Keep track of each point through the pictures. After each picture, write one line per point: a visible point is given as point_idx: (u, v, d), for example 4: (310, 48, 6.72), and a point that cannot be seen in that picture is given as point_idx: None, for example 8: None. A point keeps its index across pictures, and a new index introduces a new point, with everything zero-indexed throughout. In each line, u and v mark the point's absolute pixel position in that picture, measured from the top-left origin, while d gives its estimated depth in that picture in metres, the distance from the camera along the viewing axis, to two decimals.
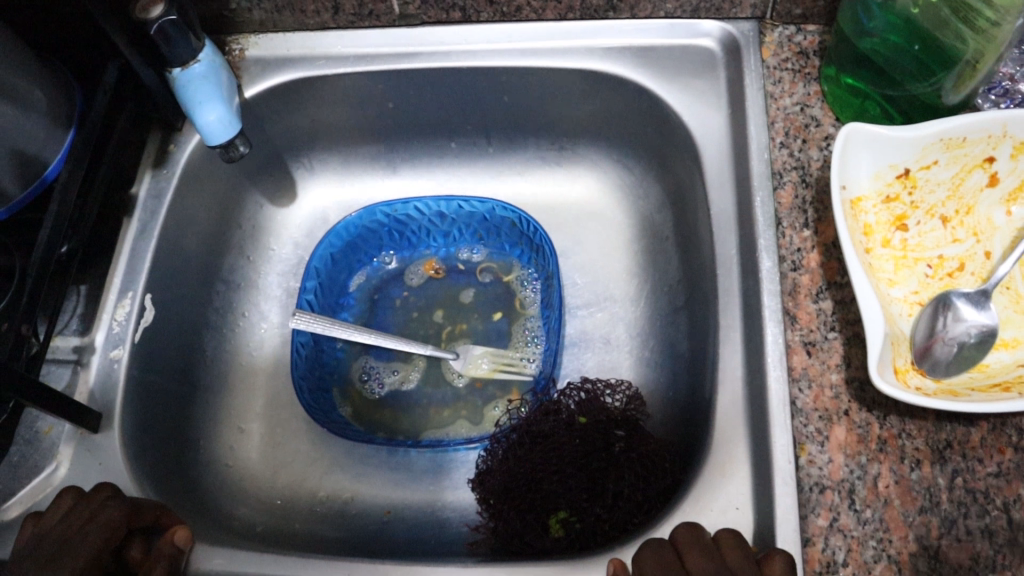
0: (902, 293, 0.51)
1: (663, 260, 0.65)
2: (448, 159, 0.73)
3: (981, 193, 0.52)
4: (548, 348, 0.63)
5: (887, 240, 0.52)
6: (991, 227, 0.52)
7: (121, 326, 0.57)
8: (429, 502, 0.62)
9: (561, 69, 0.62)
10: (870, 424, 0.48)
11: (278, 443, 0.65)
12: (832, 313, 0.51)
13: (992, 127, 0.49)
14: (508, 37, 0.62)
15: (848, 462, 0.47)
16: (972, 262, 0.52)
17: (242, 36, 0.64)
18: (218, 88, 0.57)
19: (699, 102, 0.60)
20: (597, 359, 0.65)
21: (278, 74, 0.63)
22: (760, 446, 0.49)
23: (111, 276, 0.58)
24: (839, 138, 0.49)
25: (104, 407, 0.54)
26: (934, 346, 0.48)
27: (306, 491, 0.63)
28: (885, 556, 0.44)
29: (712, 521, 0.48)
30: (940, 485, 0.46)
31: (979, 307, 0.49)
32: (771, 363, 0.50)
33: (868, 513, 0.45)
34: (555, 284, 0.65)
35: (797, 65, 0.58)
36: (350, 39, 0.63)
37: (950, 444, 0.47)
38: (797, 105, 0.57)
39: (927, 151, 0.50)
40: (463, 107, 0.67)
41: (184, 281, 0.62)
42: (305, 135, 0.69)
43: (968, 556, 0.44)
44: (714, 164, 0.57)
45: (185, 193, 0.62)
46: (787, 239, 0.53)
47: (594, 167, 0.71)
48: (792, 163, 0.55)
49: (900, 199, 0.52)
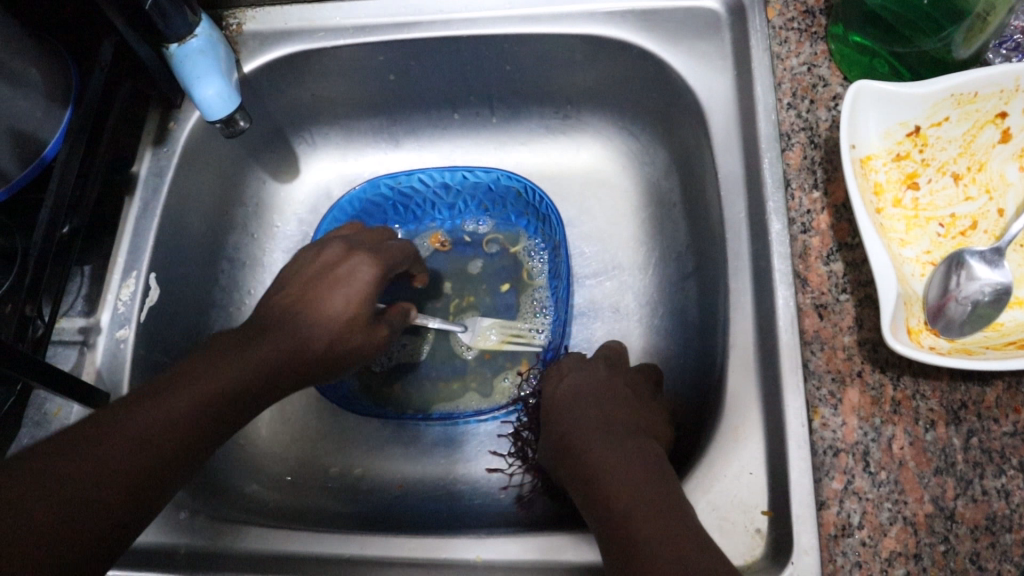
0: (914, 253, 0.50)
1: (670, 227, 0.64)
2: (450, 131, 0.72)
3: (993, 149, 0.51)
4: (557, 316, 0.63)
5: (898, 199, 0.51)
6: (1004, 184, 0.51)
7: (127, 306, 0.57)
8: (440, 475, 0.62)
9: (564, 35, 0.61)
10: (883, 386, 0.47)
11: (286, 421, 0.65)
12: (843, 275, 0.50)
13: (1004, 81, 0.47)
14: (508, 3, 0.61)
15: (861, 424, 0.46)
16: (985, 220, 0.51)
17: (238, 9, 0.62)
18: (216, 62, 0.57)
19: (704, 65, 0.59)
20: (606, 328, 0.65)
21: (277, 48, 0.62)
22: (772, 410, 0.48)
23: (114, 256, 0.58)
24: (849, 96, 0.48)
25: (112, 388, 0.54)
26: (947, 305, 0.48)
27: (317, 467, 0.63)
28: (900, 518, 0.44)
29: (725, 487, 0.48)
30: (955, 446, 0.46)
31: (994, 265, 0.48)
32: (782, 327, 0.49)
33: (883, 476, 0.45)
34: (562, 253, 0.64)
35: (803, 24, 0.57)
36: (348, 10, 0.62)
37: (965, 405, 0.46)
38: (804, 65, 0.55)
39: (938, 107, 0.49)
40: (464, 78, 0.66)
41: (188, 259, 0.62)
42: (305, 109, 0.68)
43: (984, 515, 0.44)
44: (721, 128, 0.57)
45: (186, 171, 0.61)
46: (796, 201, 0.52)
47: (598, 135, 0.70)
48: (799, 124, 0.54)
49: (911, 156, 0.51)
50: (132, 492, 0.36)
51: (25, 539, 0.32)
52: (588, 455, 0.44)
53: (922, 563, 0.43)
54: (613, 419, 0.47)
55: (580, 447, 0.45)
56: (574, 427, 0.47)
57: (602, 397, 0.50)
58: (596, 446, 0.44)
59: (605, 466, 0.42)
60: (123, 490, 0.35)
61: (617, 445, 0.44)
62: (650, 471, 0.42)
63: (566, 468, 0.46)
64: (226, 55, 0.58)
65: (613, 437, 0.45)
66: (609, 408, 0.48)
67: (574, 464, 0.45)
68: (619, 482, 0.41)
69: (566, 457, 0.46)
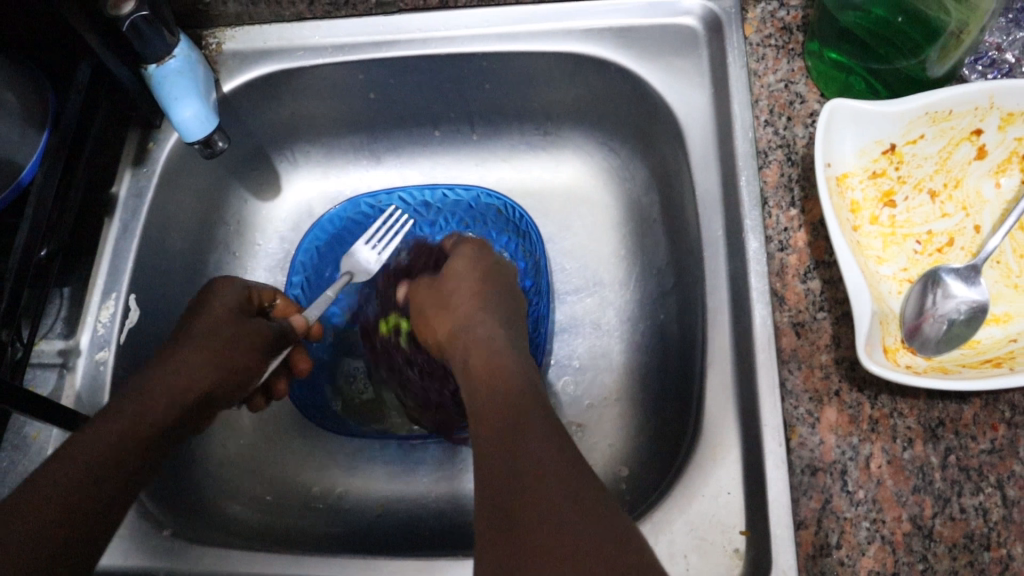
0: (891, 270, 0.51)
1: (650, 242, 0.64)
2: (431, 148, 0.72)
3: (970, 165, 0.51)
4: (538, 330, 0.63)
5: (875, 217, 0.51)
6: (980, 200, 0.51)
7: (106, 329, 0.56)
8: (421, 493, 0.62)
9: (542, 53, 0.61)
10: (861, 405, 0.47)
11: (268, 441, 0.65)
12: (821, 293, 0.50)
13: (979, 99, 0.48)
14: (486, 21, 0.61)
15: (839, 443, 0.46)
16: (962, 236, 0.51)
17: (217, 29, 0.62)
18: (193, 82, 0.57)
19: (682, 82, 0.59)
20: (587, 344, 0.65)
21: (257, 67, 0.62)
22: (750, 429, 0.49)
23: (93, 277, 0.57)
24: (823, 115, 0.48)
25: (92, 410, 0.54)
26: (924, 324, 0.48)
27: (299, 486, 0.63)
28: (879, 537, 0.44)
29: (704, 506, 0.48)
30: (932, 464, 0.45)
31: (969, 282, 0.48)
32: (759, 345, 0.49)
33: (861, 495, 0.45)
34: (541, 271, 0.65)
35: (780, 41, 0.57)
36: (328, 29, 0.62)
37: (943, 422, 0.46)
38: (781, 82, 0.56)
39: (913, 125, 0.49)
40: (444, 95, 0.66)
41: (167, 279, 0.62)
42: (286, 127, 0.68)
43: (962, 534, 0.44)
44: (698, 146, 0.57)
45: (166, 190, 0.61)
46: (773, 219, 0.52)
47: (578, 150, 0.70)
48: (777, 141, 0.54)
49: (888, 174, 0.51)
50: (75, 517, 0.40)
51: (16, 547, 0.36)
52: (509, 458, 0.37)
53: None
54: (523, 424, 0.40)
55: (491, 467, 0.38)
56: (484, 433, 0.40)
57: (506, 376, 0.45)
58: (528, 453, 0.37)
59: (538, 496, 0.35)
60: (93, 464, 0.42)
61: (537, 456, 0.37)
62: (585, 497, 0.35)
63: (477, 472, 0.38)
64: (204, 75, 0.58)
65: (527, 437, 0.39)
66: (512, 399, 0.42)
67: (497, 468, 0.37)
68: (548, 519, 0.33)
69: (497, 472, 0.37)
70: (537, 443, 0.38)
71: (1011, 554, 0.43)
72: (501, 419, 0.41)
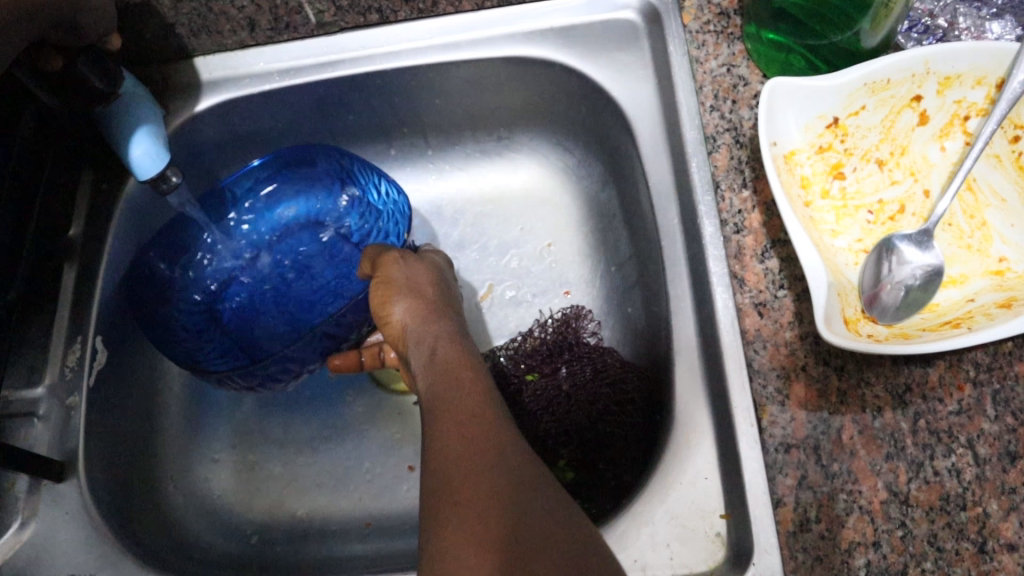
0: (846, 242, 0.51)
1: (612, 238, 0.66)
2: (388, 166, 0.73)
3: (913, 132, 0.52)
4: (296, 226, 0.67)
5: (825, 191, 0.52)
6: (927, 165, 0.52)
7: (74, 373, 0.56)
8: (407, 507, 0.63)
9: (487, 59, 0.61)
10: (828, 377, 0.47)
11: (249, 470, 0.65)
12: (779, 271, 0.50)
13: (915, 66, 0.49)
14: (428, 33, 0.61)
15: (810, 418, 0.46)
16: (912, 203, 0.52)
17: (162, 65, 0.62)
18: (142, 119, 0.55)
19: (627, 75, 0.60)
20: (534, 280, 0.69)
21: (205, 97, 0.62)
22: (721, 413, 0.49)
23: (58, 323, 0.57)
24: (764, 93, 0.49)
25: (67, 456, 0.54)
26: (882, 292, 0.48)
27: (283, 511, 0.64)
28: (857, 507, 0.44)
29: (682, 492, 0.48)
30: (903, 430, 0.46)
31: (923, 247, 0.49)
32: (354, 352, 0.60)
33: (836, 467, 0.45)
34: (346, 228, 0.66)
35: (719, 26, 0.57)
36: (272, 55, 0.62)
37: (910, 387, 0.47)
38: (723, 67, 0.56)
39: (854, 97, 0.50)
40: (396, 112, 0.67)
41: (131, 318, 0.62)
42: (233, 150, 0.68)
43: (938, 496, 0.44)
44: (647, 137, 0.58)
45: (124, 228, 0.61)
46: (727, 202, 0.52)
47: (533, 154, 0.71)
48: (724, 125, 0.54)
49: (834, 148, 0.52)
50: None
51: None
52: (508, 511, 0.35)
53: (882, 550, 0.43)
54: (486, 472, 0.38)
55: (460, 525, 0.35)
56: (456, 462, 0.39)
57: (472, 434, 0.41)
58: (481, 495, 0.36)
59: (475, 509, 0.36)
60: None
61: (493, 479, 0.38)
62: (578, 532, 0.37)
63: (449, 477, 0.38)
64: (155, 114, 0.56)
65: (501, 492, 0.37)
66: (489, 468, 0.38)
67: (448, 499, 0.37)
68: (556, 548, 0.35)
69: (470, 517, 0.35)
70: (512, 490, 0.37)
71: (988, 511, 0.44)
72: (471, 470, 0.38)
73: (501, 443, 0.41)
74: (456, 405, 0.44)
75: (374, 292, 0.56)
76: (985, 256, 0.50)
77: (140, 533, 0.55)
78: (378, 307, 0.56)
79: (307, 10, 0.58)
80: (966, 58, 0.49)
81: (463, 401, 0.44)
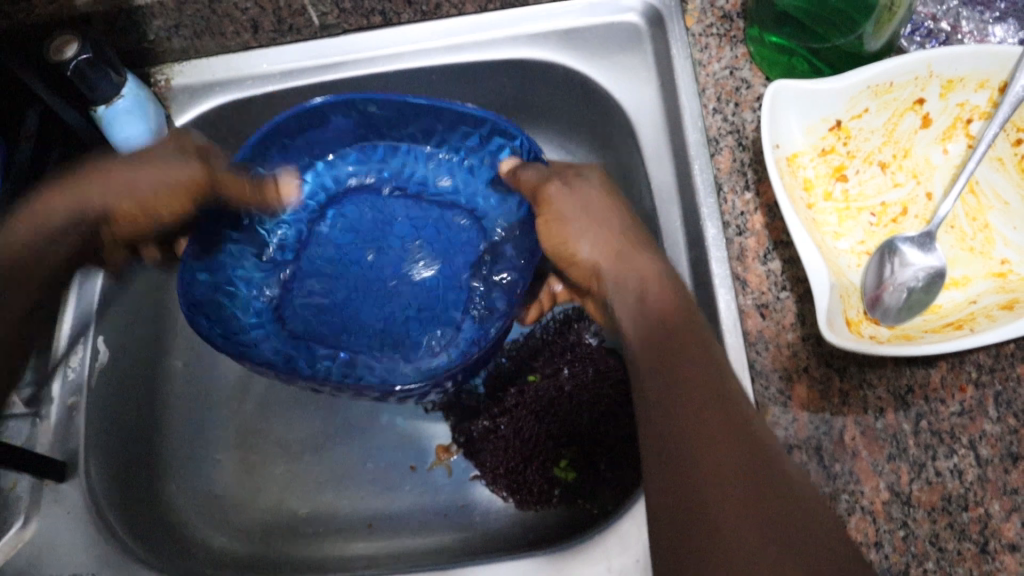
0: (848, 244, 0.51)
1: None
2: None
3: (916, 134, 0.52)
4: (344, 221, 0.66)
5: (828, 193, 0.52)
6: (930, 167, 0.52)
7: (76, 373, 0.56)
8: (409, 507, 0.63)
9: (490, 61, 0.61)
10: (830, 378, 0.47)
11: (250, 470, 0.65)
12: (782, 273, 0.50)
13: (918, 69, 0.49)
14: (431, 35, 0.61)
15: (812, 419, 0.46)
16: (915, 205, 0.52)
17: (165, 66, 0.62)
18: (144, 115, 0.57)
19: (629, 78, 0.60)
20: None
21: (211, 98, 0.62)
22: None
23: (60, 325, 0.57)
24: (768, 96, 0.48)
25: (70, 457, 0.54)
26: (884, 293, 0.48)
27: (286, 511, 0.64)
28: (858, 508, 0.45)
29: None
30: (905, 431, 0.46)
31: (926, 249, 0.49)
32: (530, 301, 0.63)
33: (837, 468, 0.45)
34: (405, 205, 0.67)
35: (722, 29, 0.57)
36: (274, 57, 0.62)
37: (912, 389, 0.47)
38: (726, 69, 0.56)
39: (857, 100, 0.50)
40: None
41: (134, 318, 0.62)
42: (237, 151, 0.68)
43: (939, 497, 0.45)
44: (650, 141, 0.58)
45: None
46: (729, 204, 0.52)
47: None
48: (726, 128, 0.54)
49: (837, 150, 0.52)
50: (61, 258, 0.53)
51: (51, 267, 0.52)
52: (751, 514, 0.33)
53: (883, 551, 0.44)
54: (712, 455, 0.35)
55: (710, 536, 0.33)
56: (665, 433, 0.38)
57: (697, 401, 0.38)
58: (709, 493, 0.34)
59: (712, 515, 0.34)
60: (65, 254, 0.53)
61: (721, 464, 0.35)
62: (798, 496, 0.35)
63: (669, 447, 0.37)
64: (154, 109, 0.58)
65: (730, 480, 0.34)
66: (713, 447, 0.36)
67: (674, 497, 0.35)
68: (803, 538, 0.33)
69: (703, 524, 0.34)
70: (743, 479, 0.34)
71: (989, 512, 0.44)
72: (695, 448, 0.36)
73: (713, 401, 0.38)
74: (690, 392, 0.38)
75: (548, 231, 0.53)
76: (987, 258, 0.50)
77: (143, 531, 0.55)
78: (561, 247, 0.53)
79: (310, 12, 0.58)
80: (970, 61, 0.49)
81: (690, 388, 0.38)
